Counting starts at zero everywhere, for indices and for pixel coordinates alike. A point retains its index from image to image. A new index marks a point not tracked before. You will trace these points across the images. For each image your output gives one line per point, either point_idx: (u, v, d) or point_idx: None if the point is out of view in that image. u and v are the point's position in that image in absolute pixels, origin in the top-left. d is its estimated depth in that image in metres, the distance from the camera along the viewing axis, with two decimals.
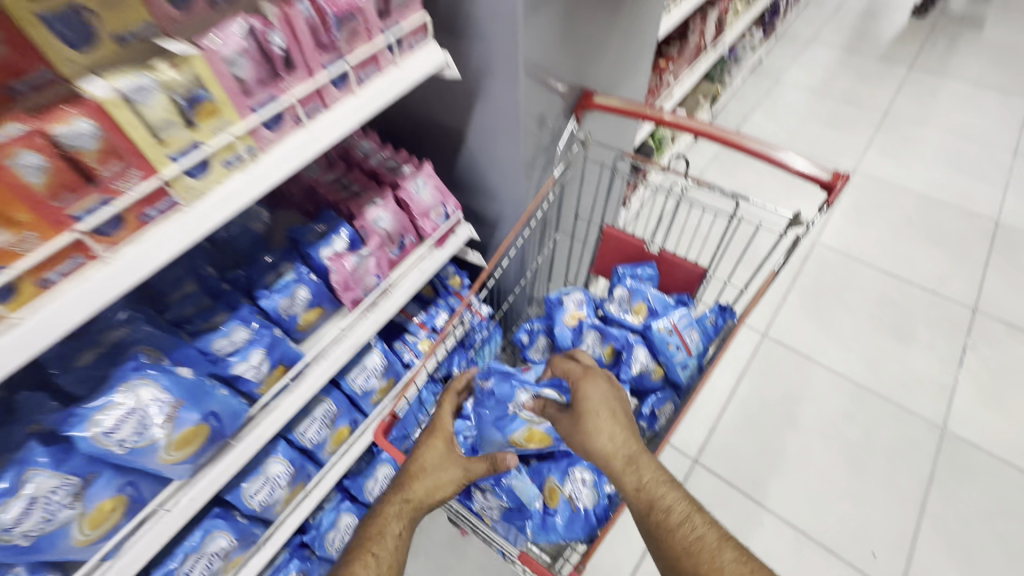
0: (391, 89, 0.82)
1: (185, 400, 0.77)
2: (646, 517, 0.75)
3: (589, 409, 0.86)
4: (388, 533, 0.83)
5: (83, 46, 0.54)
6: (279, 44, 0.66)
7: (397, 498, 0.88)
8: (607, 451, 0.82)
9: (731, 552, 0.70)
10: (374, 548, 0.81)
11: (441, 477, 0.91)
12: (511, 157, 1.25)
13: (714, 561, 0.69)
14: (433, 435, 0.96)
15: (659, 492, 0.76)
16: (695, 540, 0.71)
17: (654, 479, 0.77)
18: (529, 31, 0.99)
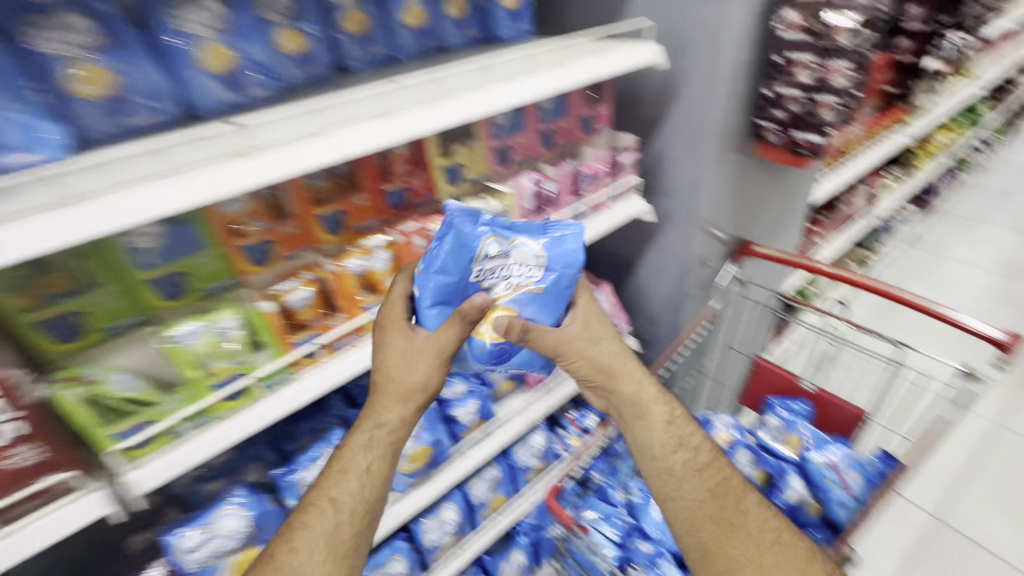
0: (609, 223, 1.12)
1: (426, 423, 1.02)
2: (672, 457, 0.82)
3: (606, 334, 0.84)
4: (345, 470, 0.75)
5: (455, 182, 0.93)
6: (550, 189, 1.01)
7: (367, 428, 0.77)
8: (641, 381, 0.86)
9: (752, 499, 0.80)
10: (331, 492, 0.73)
11: (414, 375, 0.76)
12: (675, 286, 1.48)
13: (738, 505, 0.79)
14: (384, 326, 0.76)
15: (689, 435, 0.84)
16: (720, 482, 0.81)
17: (694, 432, 0.85)
18: (708, 192, 1.27)
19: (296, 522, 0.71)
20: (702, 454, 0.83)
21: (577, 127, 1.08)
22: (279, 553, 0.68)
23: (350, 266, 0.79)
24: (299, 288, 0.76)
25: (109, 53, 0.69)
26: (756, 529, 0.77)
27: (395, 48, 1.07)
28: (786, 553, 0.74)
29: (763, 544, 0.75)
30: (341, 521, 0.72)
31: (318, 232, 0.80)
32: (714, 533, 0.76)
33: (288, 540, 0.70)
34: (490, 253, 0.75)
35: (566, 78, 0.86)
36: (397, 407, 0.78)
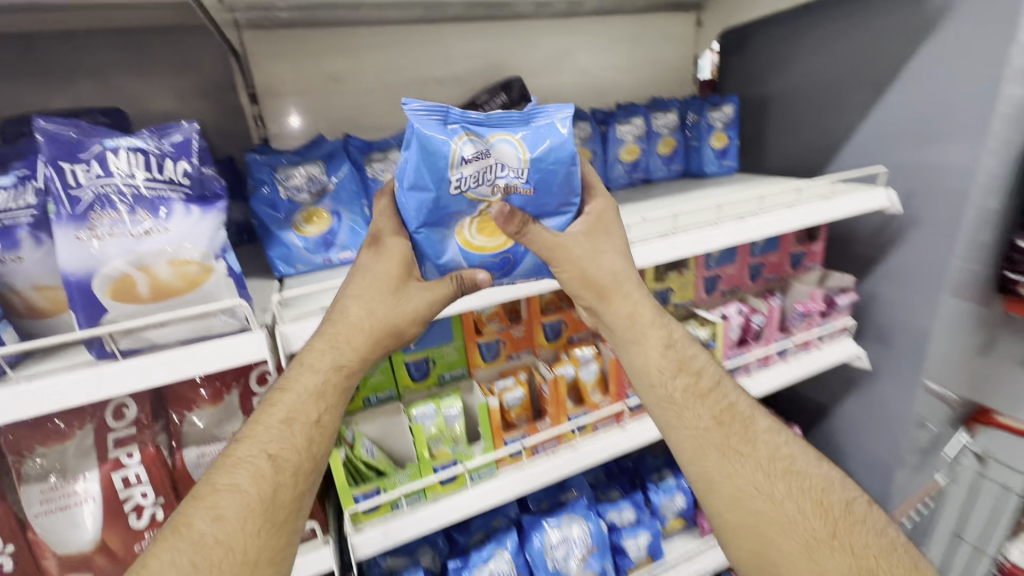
0: (816, 365, 1.03)
1: (596, 549, 0.97)
2: (669, 384, 0.67)
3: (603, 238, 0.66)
4: (264, 424, 0.60)
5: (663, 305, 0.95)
6: (757, 323, 0.97)
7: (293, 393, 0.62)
8: (636, 319, 0.68)
9: (763, 426, 0.66)
10: (252, 444, 0.58)
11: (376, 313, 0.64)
12: (884, 445, 1.27)
13: (748, 430, 0.65)
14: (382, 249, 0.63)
15: (692, 359, 0.69)
16: (725, 409, 0.67)
17: (700, 363, 0.69)
18: (939, 343, 1.11)
19: (222, 478, 0.56)
20: (714, 389, 0.68)
21: (786, 262, 1.05)
22: (199, 516, 0.53)
23: (562, 373, 0.83)
24: (515, 388, 0.81)
25: None
26: (785, 466, 0.63)
27: (610, 179, 1.18)
28: (810, 485, 0.62)
29: (774, 472, 0.62)
30: (278, 482, 0.58)
31: (539, 337, 0.86)
32: (720, 462, 0.63)
33: (214, 501, 0.54)
34: (466, 155, 0.57)
35: (794, 219, 0.86)
36: (335, 350, 0.63)
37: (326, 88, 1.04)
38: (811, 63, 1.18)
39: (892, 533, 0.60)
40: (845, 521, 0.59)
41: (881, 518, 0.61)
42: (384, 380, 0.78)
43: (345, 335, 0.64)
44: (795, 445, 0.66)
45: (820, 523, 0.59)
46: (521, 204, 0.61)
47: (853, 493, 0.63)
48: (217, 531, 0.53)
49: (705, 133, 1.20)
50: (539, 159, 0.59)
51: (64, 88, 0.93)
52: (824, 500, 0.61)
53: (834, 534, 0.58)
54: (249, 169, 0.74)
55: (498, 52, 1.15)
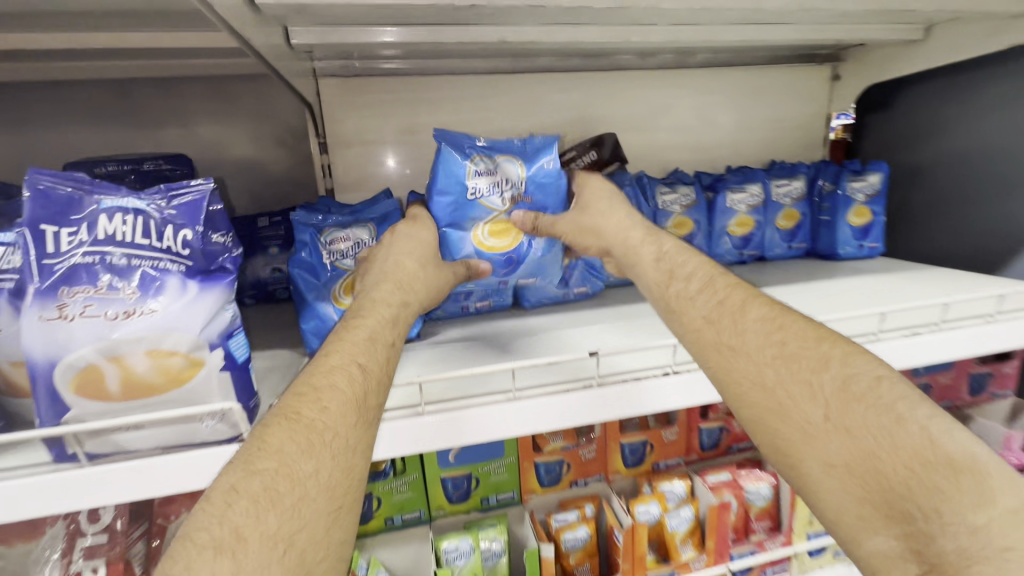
0: None
1: None
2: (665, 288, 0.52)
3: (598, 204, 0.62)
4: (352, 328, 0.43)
5: None
6: None
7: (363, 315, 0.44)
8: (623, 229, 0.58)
9: (756, 318, 0.46)
10: (339, 344, 0.41)
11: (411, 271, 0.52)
12: None
13: (736, 322, 0.46)
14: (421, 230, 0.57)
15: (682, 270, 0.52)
16: (716, 307, 0.48)
17: (682, 258, 0.54)
18: None
19: (312, 377, 0.38)
20: (709, 285, 0.50)
21: (962, 386, 0.80)
22: (306, 404, 0.36)
23: (642, 515, 0.63)
24: (578, 529, 0.62)
25: None
26: (792, 352, 0.43)
27: (713, 253, 0.99)
28: (805, 370, 0.41)
29: (765, 359, 0.43)
30: (372, 390, 0.39)
31: (616, 462, 0.67)
32: (720, 362, 0.45)
33: (317, 392, 0.37)
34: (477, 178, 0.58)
35: (980, 339, 0.62)
36: (402, 290, 0.50)
37: (400, 139, 0.96)
38: (983, 125, 0.92)
39: (913, 414, 0.37)
40: (842, 400, 0.39)
41: (908, 395, 0.38)
42: (413, 497, 0.63)
43: (401, 271, 0.51)
44: (797, 322, 0.45)
45: (812, 405, 0.40)
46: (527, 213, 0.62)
47: (874, 377, 0.40)
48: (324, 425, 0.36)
49: (844, 207, 0.97)
50: (536, 179, 0.60)
51: (143, 131, 0.91)
52: (815, 386, 0.40)
53: (832, 420, 0.38)
54: (291, 229, 0.65)
55: (590, 106, 1.03)
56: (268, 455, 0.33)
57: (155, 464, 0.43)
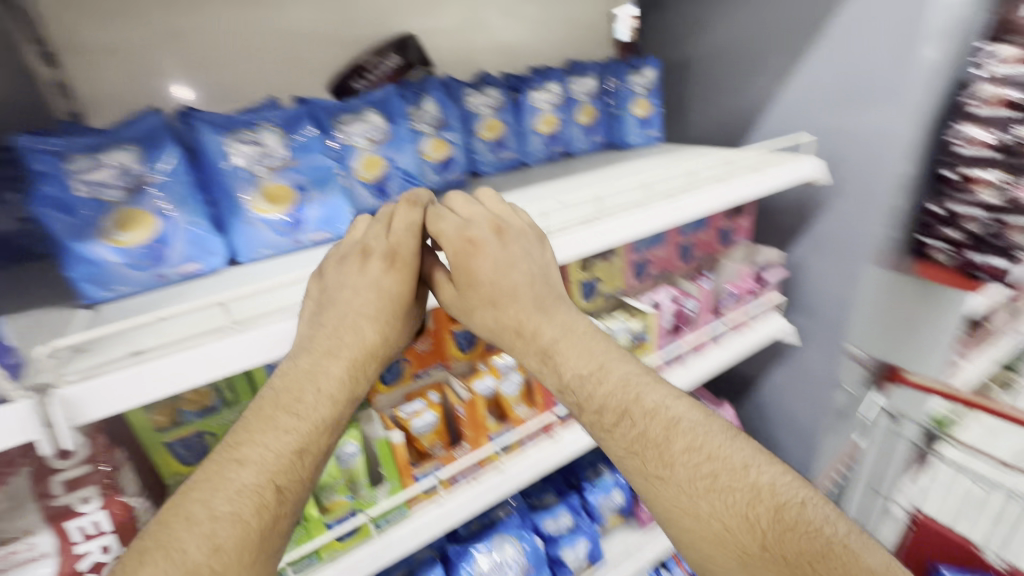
0: (749, 346, 0.99)
1: (531, 567, 0.89)
2: (609, 436, 0.52)
3: (519, 251, 0.59)
4: (268, 437, 0.48)
5: (589, 296, 0.86)
6: (689, 308, 0.91)
7: (293, 411, 0.49)
8: (512, 346, 0.59)
9: (683, 442, 0.49)
10: (256, 459, 0.46)
11: (361, 337, 0.55)
12: (811, 414, 1.28)
13: (663, 451, 0.49)
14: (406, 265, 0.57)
15: (595, 390, 0.54)
16: (637, 436, 0.50)
17: (599, 399, 0.53)
18: (856, 316, 1.12)
19: (216, 490, 0.44)
20: (627, 414, 0.51)
21: (715, 240, 1.00)
22: (196, 539, 0.41)
23: (479, 389, 0.71)
24: (425, 414, 0.69)
25: (291, 169, 0.66)
26: (722, 485, 0.46)
27: (526, 154, 1.05)
28: (727, 498, 0.46)
29: (696, 491, 0.47)
30: (279, 515, 0.46)
31: (450, 348, 0.74)
32: (675, 494, 0.47)
33: (214, 522, 0.42)
34: (239, 155, 0.63)
35: (725, 196, 0.78)
36: (352, 373, 0.54)
37: (157, 48, 0.80)
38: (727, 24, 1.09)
39: (839, 533, 0.43)
40: (780, 526, 0.44)
41: (821, 516, 0.44)
42: None
43: (351, 338, 0.55)
44: (712, 430, 0.50)
45: (748, 538, 0.44)
46: (296, 175, 0.67)
47: (803, 494, 0.46)
48: (212, 566, 0.40)
49: (626, 100, 1.11)
50: (302, 141, 0.67)
51: None
52: (742, 512, 0.45)
53: (766, 546, 0.43)
54: (22, 158, 0.52)
55: (385, 5, 0.96)
56: None
57: None
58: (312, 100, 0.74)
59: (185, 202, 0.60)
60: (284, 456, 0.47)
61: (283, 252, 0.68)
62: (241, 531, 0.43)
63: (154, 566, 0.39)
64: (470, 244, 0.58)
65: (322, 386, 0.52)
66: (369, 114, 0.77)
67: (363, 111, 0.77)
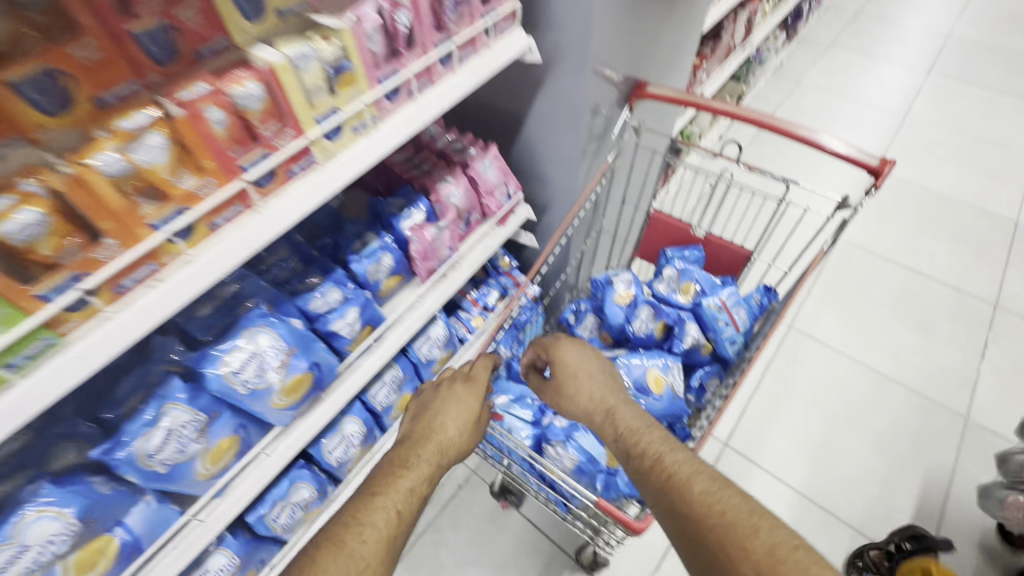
0: (487, 69, 0.88)
1: (295, 349, 0.84)
2: (643, 477, 0.72)
3: (592, 357, 0.96)
4: (410, 476, 0.79)
5: (254, 16, 0.62)
6: (404, 22, 0.73)
7: (430, 456, 0.84)
8: (590, 414, 0.87)
9: (701, 482, 0.67)
10: (392, 496, 0.76)
11: (449, 440, 0.89)
12: (570, 143, 1.32)
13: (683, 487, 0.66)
14: (470, 383, 0.97)
15: (636, 441, 0.76)
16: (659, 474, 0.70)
17: (642, 446, 0.75)
18: (600, 22, 1.06)
19: (366, 505, 0.74)
20: (655, 461, 0.72)
21: None
22: (354, 535, 0.69)
23: (99, 165, 0.51)
24: (16, 214, 0.47)
25: None
26: (725, 520, 0.61)
27: None
28: (726, 532, 0.60)
29: (705, 524, 0.62)
30: (401, 527, 0.74)
31: (19, 112, 0.48)
32: (681, 523, 0.64)
33: (360, 520, 0.71)
34: None
35: None
36: (441, 452, 0.87)
37: None
38: None
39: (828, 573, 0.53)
40: (768, 558, 0.56)
41: (811, 558, 0.55)
42: None
43: (444, 433, 0.89)
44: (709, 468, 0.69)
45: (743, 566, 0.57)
46: None
47: (797, 541, 0.58)
48: (363, 552, 0.68)
49: None
50: None
51: None
52: (736, 541, 0.59)
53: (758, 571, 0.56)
54: None
55: None
56: (333, 565, 0.65)
57: None
58: None
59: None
60: (403, 491, 0.77)
61: None
62: (380, 529, 0.71)
63: (326, 552, 0.67)
64: (559, 346, 0.98)
65: (424, 452, 0.85)
66: None
67: None
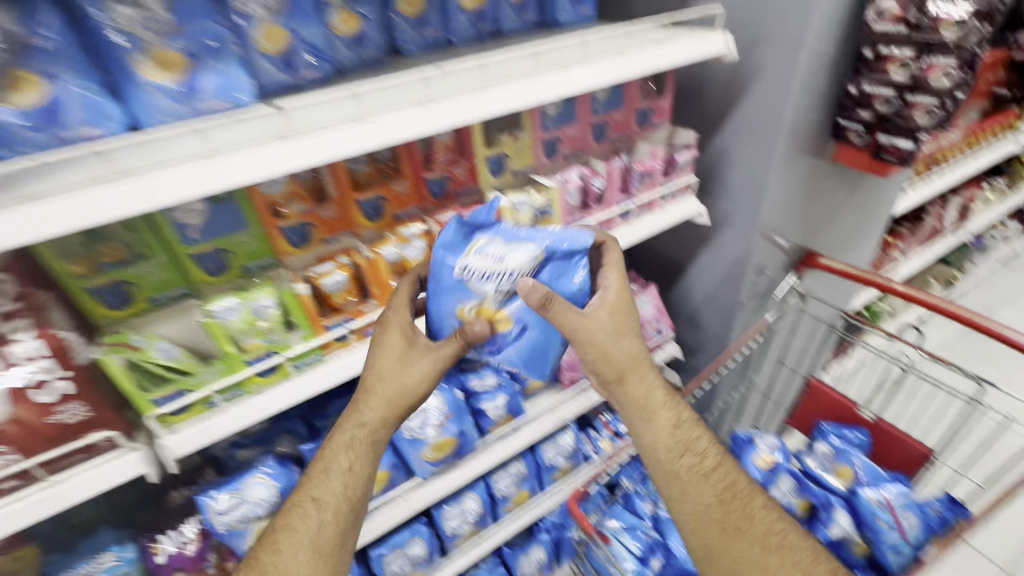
0: (659, 224, 1.06)
1: (452, 414, 1.02)
2: (701, 484, 0.77)
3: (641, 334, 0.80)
4: (329, 472, 0.76)
5: (498, 172, 0.90)
6: (598, 186, 0.96)
7: (351, 429, 0.78)
8: (641, 400, 0.80)
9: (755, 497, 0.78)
10: (319, 486, 0.75)
11: (406, 381, 0.77)
12: (730, 295, 1.38)
13: (746, 507, 0.76)
14: (388, 326, 0.75)
15: (695, 436, 0.80)
16: (726, 485, 0.78)
17: (703, 443, 0.80)
18: (771, 199, 1.18)
19: (311, 487, 0.76)
20: (717, 466, 0.79)
21: (633, 120, 1.03)
22: (303, 515, 0.74)
23: (385, 253, 0.79)
24: (334, 274, 0.76)
25: (180, 37, 0.67)
26: (778, 542, 0.74)
27: (450, 31, 1.03)
28: (775, 542, 0.73)
29: (764, 543, 0.73)
30: (349, 503, 0.75)
31: (357, 216, 0.79)
32: (721, 536, 0.74)
33: (311, 501, 0.74)
34: (120, 15, 0.63)
35: (625, 66, 0.81)
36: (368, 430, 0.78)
37: None
38: None
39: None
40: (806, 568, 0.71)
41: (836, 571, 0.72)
42: (168, 276, 0.69)
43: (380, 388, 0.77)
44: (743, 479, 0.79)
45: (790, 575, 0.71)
46: (182, 44, 0.67)
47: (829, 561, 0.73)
48: (321, 523, 0.73)
49: None
50: (187, 6, 0.67)
51: None
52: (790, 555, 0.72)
53: None
54: None
55: None
56: (294, 531, 0.72)
57: None
58: None
59: (72, 68, 0.62)
60: (341, 471, 0.77)
61: (180, 116, 0.69)
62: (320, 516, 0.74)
63: (290, 530, 0.73)
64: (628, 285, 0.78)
65: (346, 458, 0.77)
66: None
67: None
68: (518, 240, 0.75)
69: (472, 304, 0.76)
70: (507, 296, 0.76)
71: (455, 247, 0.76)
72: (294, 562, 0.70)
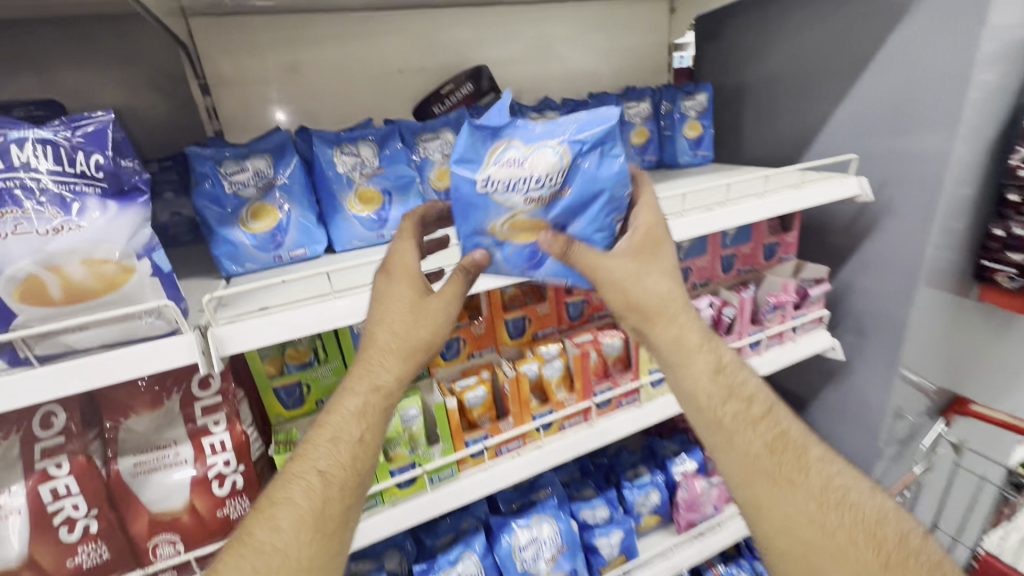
0: (790, 357, 1.02)
1: (565, 548, 0.95)
2: (748, 433, 0.61)
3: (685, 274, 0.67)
4: (331, 434, 0.61)
5: None
6: (729, 315, 0.95)
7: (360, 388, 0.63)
8: (688, 350, 0.65)
9: (817, 452, 0.61)
10: (315, 453, 0.60)
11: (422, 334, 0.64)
12: (865, 439, 1.24)
13: (801, 459, 0.60)
14: (394, 274, 0.63)
15: (742, 381, 0.65)
16: (779, 435, 0.61)
17: (750, 386, 0.65)
18: (913, 337, 1.10)
19: (312, 455, 0.60)
20: (767, 415, 0.63)
21: (759, 253, 1.05)
22: (295, 491, 0.57)
23: (525, 370, 0.81)
24: (477, 387, 0.79)
25: (379, 178, 0.80)
26: (850, 504, 0.57)
27: None
28: (856, 508, 0.57)
29: (829, 503, 0.57)
30: (348, 484, 0.60)
31: (501, 334, 0.84)
32: (770, 491, 0.58)
33: (312, 471, 0.59)
34: (343, 162, 0.78)
35: (763, 208, 0.84)
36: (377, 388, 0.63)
37: (287, 93, 1.01)
38: (782, 55, 1.16)
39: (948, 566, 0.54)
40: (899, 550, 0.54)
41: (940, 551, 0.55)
42: (337, 381, 0.75)
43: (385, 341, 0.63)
44: (809, 437, 0.63)
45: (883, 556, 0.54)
46: (381, 184, 0.80)
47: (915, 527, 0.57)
48: (318, 502, 0.57)
49: (678, 123, 1.19)
50: (390, 154, 0.81)
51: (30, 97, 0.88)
52: (876, 523, 0.56)
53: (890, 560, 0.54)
54: (189, 162, 0.70)
55: (468, 47, 1.12)
56: (289, 509, 0.56)
57: (101, 359, 0.51)
58: (399, 121, 0.87)
59: (297, 200, 0.75)
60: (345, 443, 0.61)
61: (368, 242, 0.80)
62: (309, 500, 0.58)
63: (281, 509, 0.57)
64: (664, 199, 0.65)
65: (350, 418, 0.62)
66: (443, 131, 0.89)
67: (440, 128, 0.89)
68: (537, 138, 0.59)
69: (503, 218, 0.60)
70: (543, 206, 0.60)
71: (471, 160, 0.59)
72: (293, 543, 0.55)
